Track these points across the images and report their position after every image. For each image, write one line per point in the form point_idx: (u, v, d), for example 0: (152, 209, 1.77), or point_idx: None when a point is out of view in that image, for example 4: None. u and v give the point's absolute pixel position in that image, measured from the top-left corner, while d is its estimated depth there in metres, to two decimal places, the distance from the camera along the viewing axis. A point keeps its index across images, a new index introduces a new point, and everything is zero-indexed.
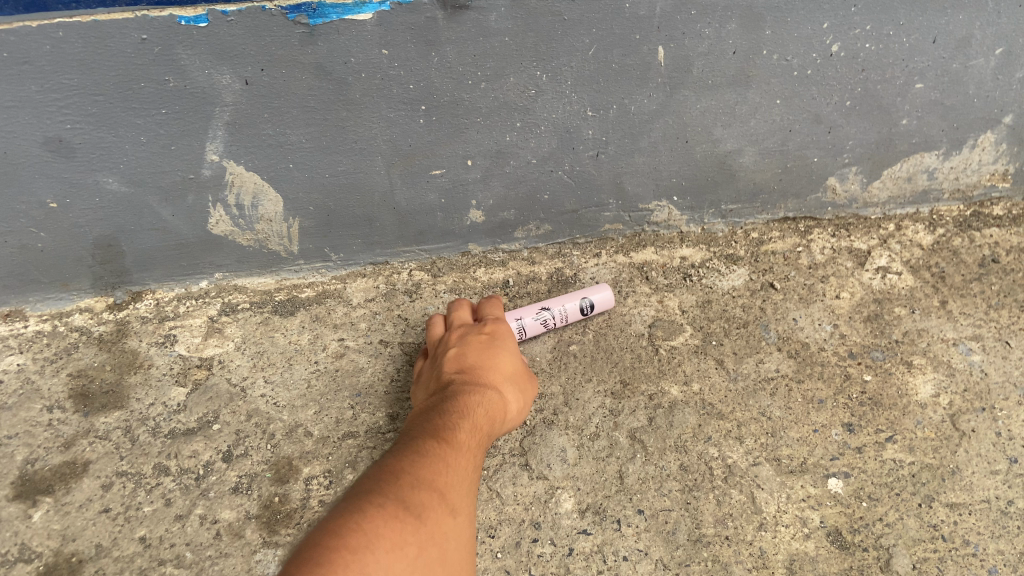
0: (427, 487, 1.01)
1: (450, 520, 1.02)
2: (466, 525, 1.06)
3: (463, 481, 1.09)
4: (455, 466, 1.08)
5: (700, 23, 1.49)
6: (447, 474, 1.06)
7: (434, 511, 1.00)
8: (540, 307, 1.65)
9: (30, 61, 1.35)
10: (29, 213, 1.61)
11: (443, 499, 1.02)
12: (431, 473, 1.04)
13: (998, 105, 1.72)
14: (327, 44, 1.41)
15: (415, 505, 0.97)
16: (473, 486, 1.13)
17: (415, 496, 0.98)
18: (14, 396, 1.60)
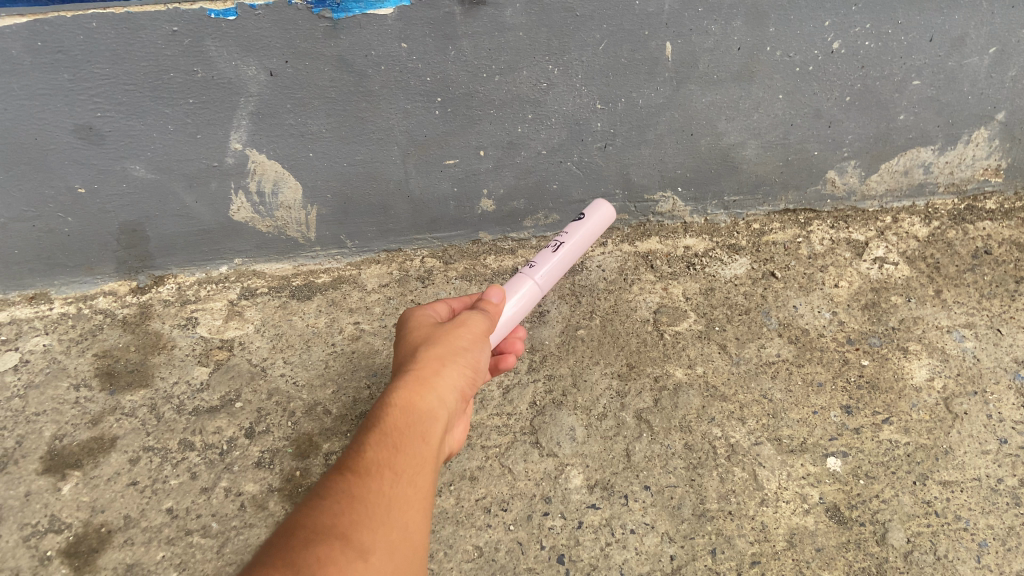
0: (323, 538, 0.80)
1: (360, 567, 0.80)
2: (406, 539, 0.88)
3: (399, 487, 0.90)
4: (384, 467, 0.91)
5: (706, 20, 1.56)
6: (357, 508, 0.85)
7: (338, 560, 0.79)
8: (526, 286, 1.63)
9: (65, 50, 1.44)
10: (58, 198, 1.70)
11: (349, 543, 0.81)
12: (329, 520, 0.82)
13: (992, 101, 1.78)
14: (350, 37, 1.49)
15: (307, 560, 0.76)
16: (409, 493, 0.91)
17: (306, 554, 0.77)
18: (42, 374, 1.66)
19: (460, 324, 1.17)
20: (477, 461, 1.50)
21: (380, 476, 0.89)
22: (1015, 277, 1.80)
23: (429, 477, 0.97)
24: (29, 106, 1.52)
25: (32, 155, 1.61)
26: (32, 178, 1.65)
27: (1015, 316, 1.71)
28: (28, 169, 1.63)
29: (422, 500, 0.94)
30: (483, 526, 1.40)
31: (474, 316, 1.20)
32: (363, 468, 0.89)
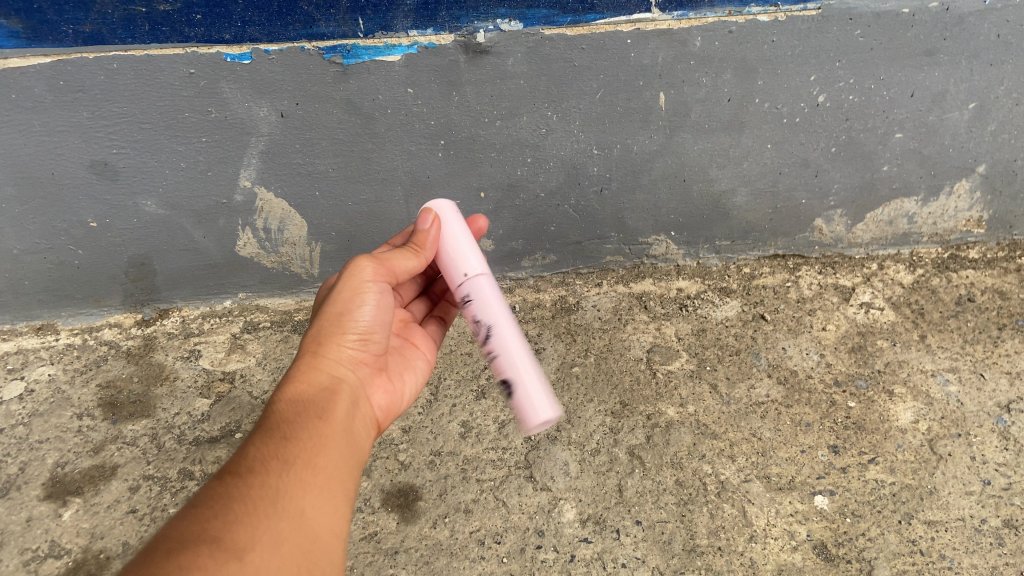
0: (187, 546, 0.85)
1: (234, 566, 0.85)
2: (295, 527, 0.95)
3: (283, 478, 0.99)
4: (265, 465, 0.99)
5: (698, 73, 1.64)
6: (233, 507, 0.92)
7: (207, 563, 0.84)
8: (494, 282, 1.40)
9: (84, 89, 1.53)
10: (69, 231, 1.79)
11: (219, 544, 0.87)
12: (201, 525, 0.89)
13: (972, 155, 1.86)
14: (358, 82, 1.57)
15: (169, 567, 0.81)
16: (298, 479, 1.00)
17: (169, 562, 0.82)
18: (46, 404, 1.71)
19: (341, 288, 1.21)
20: (472, 494, 1.53)
21: (260, 472, 0.98)
22: (998, 324, 1.83)
23: (324, 459, 1.06)
24: (47, 142, 1.60)
25: (47, 189, 1.69)
26: (46, 212, 1.73)
27: (997, 361, 1.75)
28: (44, 203, 1.72)
29: (315, 482, 1.02)
30: (476, 559, 1.42)
31: (363, 266, 1.21)
32: (243, 469, 0.98)
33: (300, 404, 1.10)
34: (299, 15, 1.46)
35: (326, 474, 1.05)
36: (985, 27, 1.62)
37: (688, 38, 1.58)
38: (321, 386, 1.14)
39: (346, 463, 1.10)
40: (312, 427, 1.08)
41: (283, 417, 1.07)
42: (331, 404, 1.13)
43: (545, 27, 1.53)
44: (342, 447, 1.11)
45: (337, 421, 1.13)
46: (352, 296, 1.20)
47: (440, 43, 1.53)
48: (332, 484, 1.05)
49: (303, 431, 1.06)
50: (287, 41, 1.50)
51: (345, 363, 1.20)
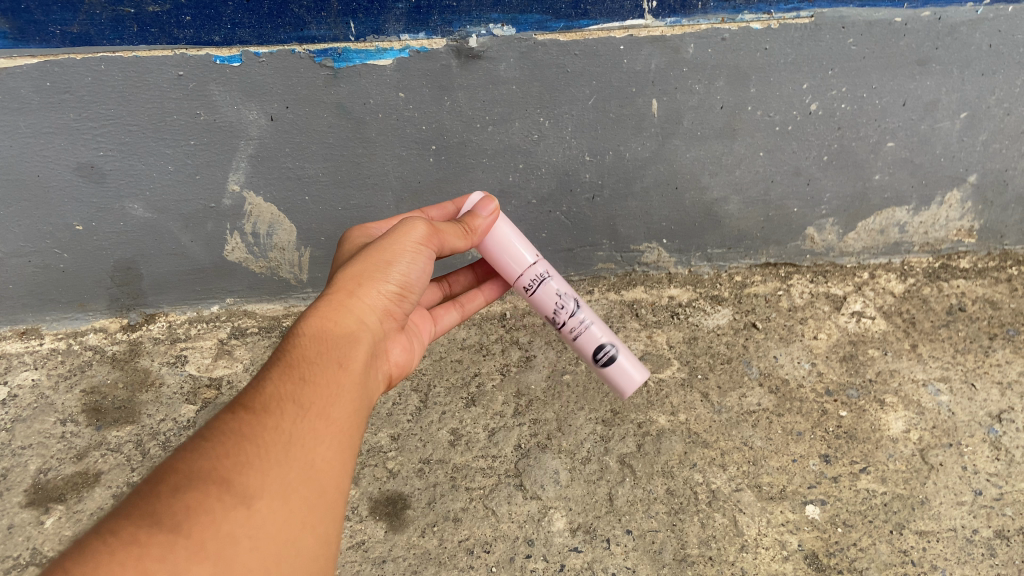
0: (196, 484, 0.82)
1: (241, 513, 0.82)
2: (306, 476, 0.92)
3: (298, 424, 0.95)
4: (280, 407, 0.96)
5: (691, 80, 1.64)
6: (245, 446, 0.89)
7: (213, 507, 0.81)
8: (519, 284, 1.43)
9: (71, 91, 1.51)
10: (55, 235, 1.77)
11: (229, 486, 0.84)
12: (211, 462, 0.86)
13: (964, 164, 1.86)
14: (349, 86, 1.56)
15: (175, 508, 0.79)
16: (312, 427, 0.96)
17: (175, 501, 0.80)
18: (29, 409, 1.68)
19: (389, 241, 1.19)
20: (461, 502, 1.52)
21: (275, 413, 0.95)
22: (989, 334, 1.83)
23: (338, 410, 1.02)
24: (33, 144, 1.58)
25: (32, 191, 1.67)
26: (31, 215, 1.71)
27: (988, 371, 1.74)
28: (29, 206, 1.70)
29: (326, 432, 0.98)
30: (465, 568, 1.40)
31: (415, 225, 1.20)
32: (258, 407, 0.95)
33: (321, 348, 1.07)
34: (289, 17, 1.45)
35: (338, 426, 1.01)
36: (976, 37, 1.62)
37: (681, 45, 1.57)
38: (344, 332, 1.11)
39: (357, 416, 1.06)
40: (329, 375, 1.05)
41: (304, 358, 1.04)
42: (349, 354, 1.10)
43: (538, 33, 1.52)
44: (356, 400, 1.07)
45: (353, 370, 1.09)
46: (396, 248, 1.19)
47: (432, 47, 1.52)
48: (343, 437, 1.01)
49: (321, 378, 1.02)
50: (277, 44, 1.49)
51: (372, 313, 1.17)
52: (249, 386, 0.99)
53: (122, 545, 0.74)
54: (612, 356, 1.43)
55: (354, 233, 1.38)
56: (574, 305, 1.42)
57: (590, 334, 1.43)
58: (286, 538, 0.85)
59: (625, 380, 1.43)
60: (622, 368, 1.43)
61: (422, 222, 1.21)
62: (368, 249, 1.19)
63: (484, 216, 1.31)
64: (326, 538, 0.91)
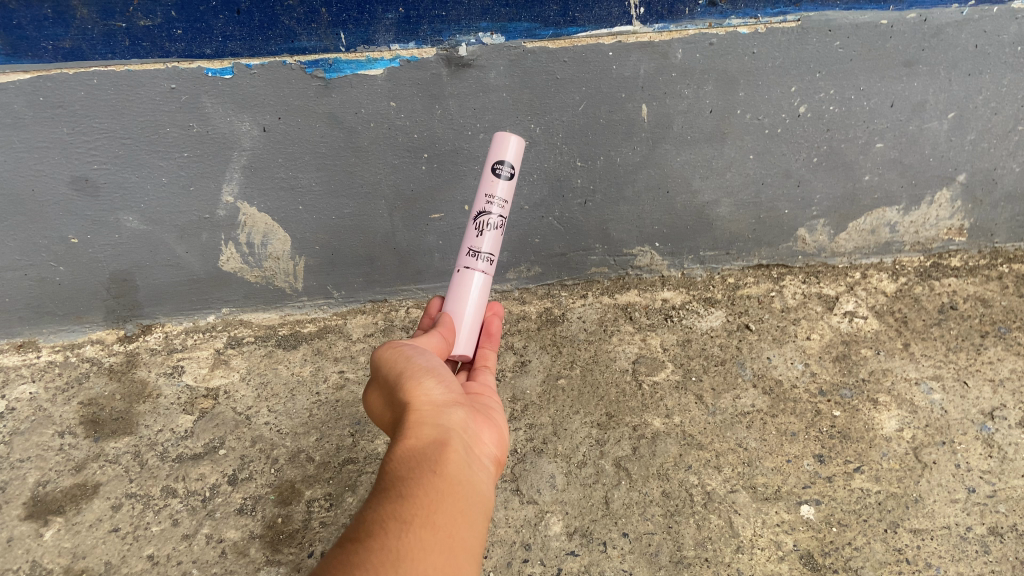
0: None
1: None
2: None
3: (406, 537, 0.76)
4: (382, 526, 0.77)
5: (680, 84, 1.65)
6: (353, 575, 0.70)
7: None
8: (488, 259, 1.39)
9: (65, 105, 1.52)
10: (51, 248, 1.77)
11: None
12: None
13: (953, 164, 1.87)
14: (340, 96, 1.57)
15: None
16: (420, 539, 0.77)
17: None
18: (27, 422, 1.69)
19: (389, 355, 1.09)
20: None
21: (379, 534, 0.76)
22: (980, 332, 1.84)
23: (450, 513, 0.82)
24: (27, 158, 1.60)
25: (27, 206, 1.68)
26: (27, 229, 1.72)
27: (980, 369, 1.75)
28: (24, 220, 1.71)
29: (441, 542, 0.78)
30: None
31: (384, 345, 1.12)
32: (359, 533, 0.76)
33: (408, 458, 0.87)
34: (280, 29, 1.47)
35: (452, 531, 0.81)
36: (962, 37, 1.64)
37: (669, 50, 1.59)
38: (426, 435, 0.92)
39: (475, 518, 0.85)
40: (427, 478, 0.85)
41: (393, 474, 0.85)
42: (442, 453, 0.89)
43: (527, 40, 1.54)
44: (468, 499, 0.86)
45: (455, 465, 0.88)
46: (395, 360, 1.07)
47: (422, 57, 1.53)
48: (462, 543, 0.81)
49: (420, 483, 0.83)
50: (269, 56, 1.50)
51: (440, 411, 0.98)
52: None
53: None
54: (496, 160, 1.36)
55: None
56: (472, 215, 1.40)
57: (496, 191, 1.36)
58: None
59: (498, 147, 1.35)
60: (497, 151, 1.36)
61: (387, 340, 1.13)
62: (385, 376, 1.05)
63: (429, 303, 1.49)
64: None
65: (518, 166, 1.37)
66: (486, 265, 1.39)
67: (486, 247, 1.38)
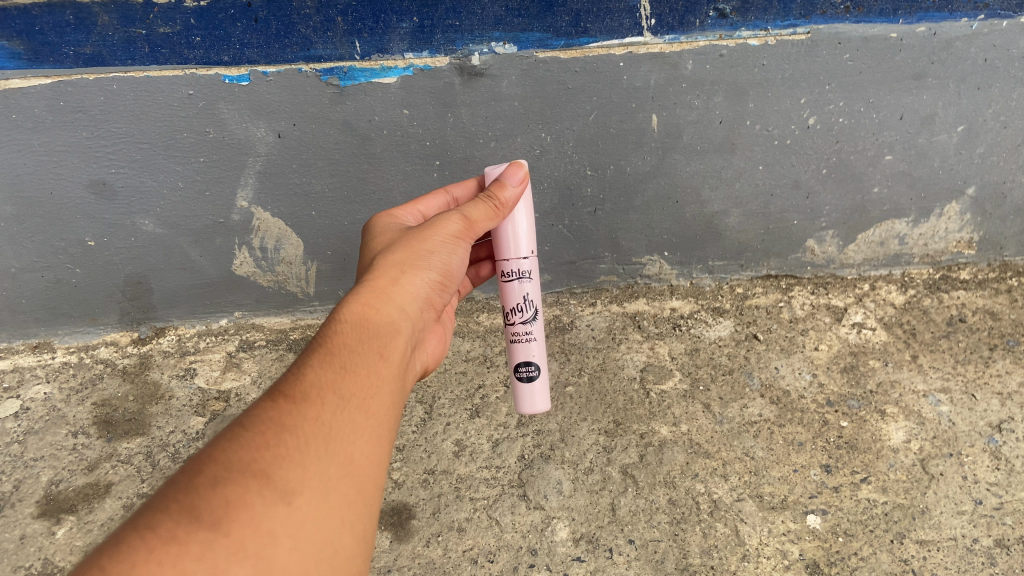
0: (236, 477, 0.80)
1: (281, 510, 0.79)
2: (346, 470, 0.88)
3: (339, 415, 0.92)
4: (320, 397, 0.93)
5: (690, 95, 1.67)
6: (285, 438, 0.86)
7: (252, 502, 0.79)
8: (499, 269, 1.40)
9: (85, 110, 1.56)
10: (67, 250, 1.80)
11: (268, 481, 0.81)
12: (252, 454, 0.83)
13: (962, 177, 1.88)
14: (354, 103, 1.60)
15: (213, 503, 0.77)
16: (351, 419, 0.93)
17: (213, 497, 0.77)
18: (41, 422, 1.72)
19: (425, 230, 1.23)
20: (465, 512, 1.54)
21: (315, 404, 0.92)
22: (989, 344, 1.84)
23: (379, 401, 0.99)
24: (47, 162, 1.63)
25: (45, 209, 1.71)
26: (44, 231, 1.76)
27: (988, 382, 1.75)
28: (42, 222, 1.74)
29: (367, 425, 0.95)
30: None
31: (449, 221, 1.24)
32: (299, 395, 0.92)
33: (364, 338, 1.05)
34: (296, 37, 1.49)
35: (378, 417, 0.98)
36: (972, 51, 1.65)
37: (680, 61, 1.60)
38: (388, 319, 1.10)
39: (396, 407, 1.04)
40: (371, 364, 1.02)
41: (350, 347, 1.02)
42: (389, 345, 1.07)
43: (539, 50, 1.56)
44: (398, 389, 1.05)
45: (395, 359, 1.07)
46: (433, 235, 1.22)
47: (435, 65, 1.55)
48: (383, 429, 0.98)
49: (364, 365, 1.01)
50: (285, 63, 1.53)
51: (410, 303, 1.17)
52: (290, 374, 0.96)
53: (159, 545, 0.72)
54: (529, 380, 1.45)
55: (383, 216, 1.39)
56: (530, 316, 1.42)
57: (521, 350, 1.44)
58: (328, 535, 0.82)
59: (536, 398, 1.47)
60: (533, 389, 1.45)
61: (454, 214, 1.25)
62: (405, 240, 1.23)
63: (511, 188, 1.30)
64: (366, 536, 0.88)
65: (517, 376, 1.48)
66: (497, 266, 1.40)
67: (509, 290, 1.40)
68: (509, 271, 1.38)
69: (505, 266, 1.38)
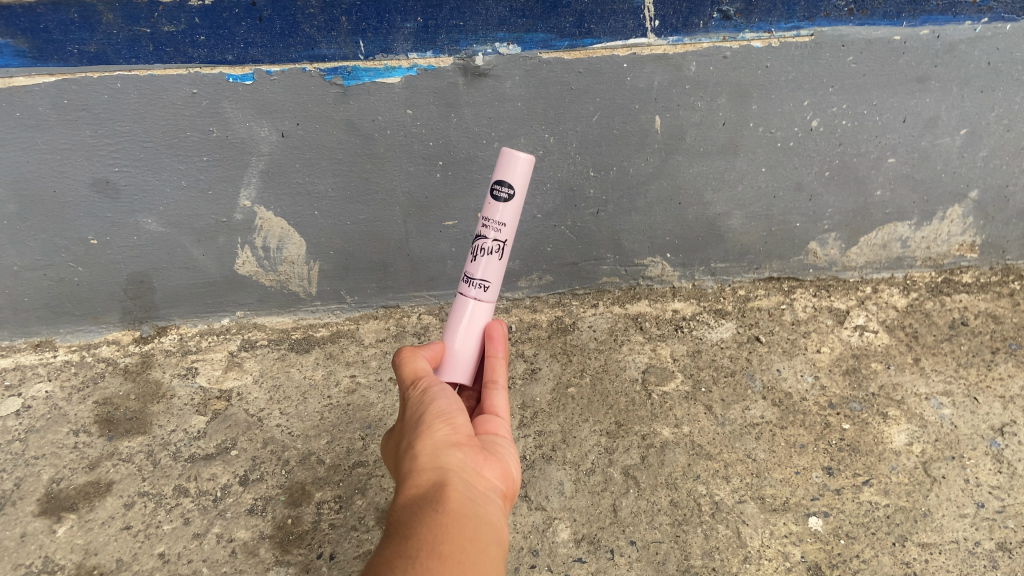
0: None
1: None
2: None
3: (411, 567, 0.78)
4: (389, 563, 0.79)
5: (693, 97, 1.67)
6: None
7: None
8: (488, 287, 1.29)
9: (89, 108, 1.56)
10: (70, 249, 1.81)
11: None
12: None
13: (965, 180, 1.88)
14: (358, 103, 1.60)
15: None
16: (427, 567, 0.79)
17: None
18: (42, 420, 1.71)
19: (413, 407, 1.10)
20: None
21: (387, 570, 0.78)
22: (991, 348, 1.84)
23: (454, 541, 0.84)
24: (50, 160, 1.63)
25: (49, 207, 1.71)
26: (47, 229, 1.76)
27: (990, 385, 1.75)
28: (45, 221, 1.74)
29: (448, 566, 0.80)
30: None
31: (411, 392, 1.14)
32: (368, 575, 0.79)
33: (411, 507, 0.90)
34: (300, 37, 1.49)
35: (458, 557, 0.82)
36: (976, 54, 1.65)
37: (683, 63, 1.61)
38: (428, 480, 0.95)
39: (481, 543, 0.87)
40: (428, 519, 0.87)
41: (397, 522, 0.88)
42: (442, 493, 0.92)
43: (543, 51, 1.56)
44: (473, 526, 0.89)
45: (457, 502, 0.91)
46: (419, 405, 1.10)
47: (439, 66, 1.56)
48: (469, 567, 0.82)
49: (421, 521, 0.86)
50: (289, 63, 1.53)
51: (444, 448, 1.01)
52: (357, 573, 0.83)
53: None
54: (498, 181, 1.25)
55: None
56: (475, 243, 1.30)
57: (495, 215, 1.26)
58: None
59: (501, 163, 1.24)
60: (501, 170, 1.25)
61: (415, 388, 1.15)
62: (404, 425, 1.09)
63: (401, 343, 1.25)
64: None
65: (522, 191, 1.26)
66: (483, 294, 1.30)
67: (483, 275, 1.29)
68: (478, 288, 1.29)
69: (478, 295, 1.30)
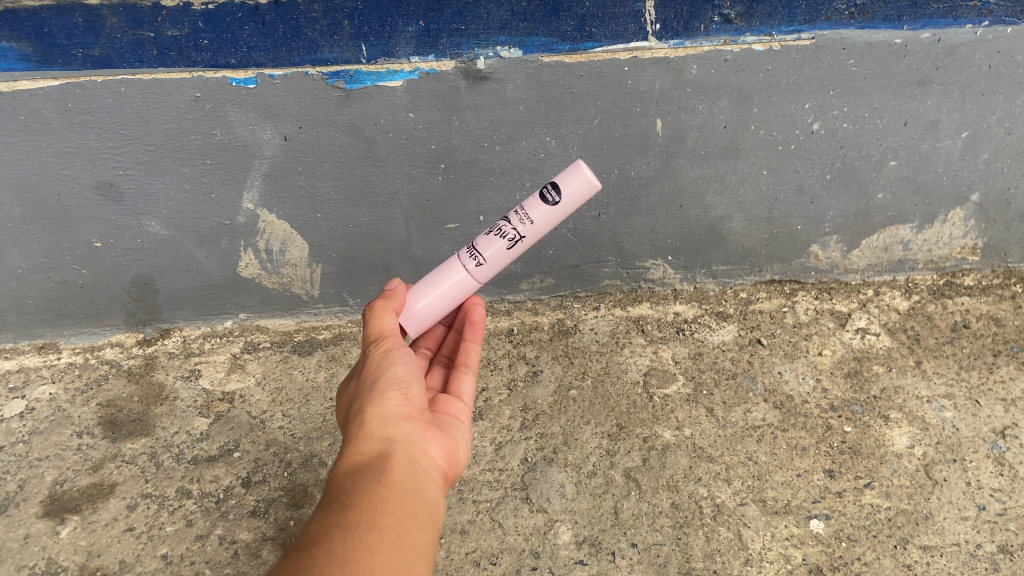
0: None
1: None
2: None
3: (349, 541, 0.83)
4: (328, 532, 0.84)
5: (695, 100, 1.67)
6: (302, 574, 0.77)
7: None
8: (479, 263, 1.38)
9: (93, 111, 1.57)
10: (74, 251, 1.81)
11: None
12: None
13: (966, 183, 1.88)
14: (361, 106, 1.60)
15: None
16: (364, 543, 0.84)
17: None
18: (46, 422, 1.72)
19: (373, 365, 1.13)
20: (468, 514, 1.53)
21: (324, 539, 0.83)
22: (993, 351, 1.84)
23: (390, 518, 0.90)
24: (55, 163, 1.64)
25: (53, 210, 1.72)
26: (52, 232, 1.77)
27: (992, 388, 1.75)
28: (49, 224, 1.75)
29: (382, 544, 0.86)
30: None
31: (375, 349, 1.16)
32: (305, 539, 0.83)
33: (354, 473, 0.95)
34: (303, 41, 1.50)
35: (393, 534, 0.88)
36: (977, 57, 1.65)
37: (684, 66, 1.61)
38: (373, 447, 0.99)
39: (415, 520, 0.93)
40: (370, 490, 0.92)
41: (338, 486, 0.92)
42: (387, 465, 0.97)
43: (545, 54, 1.56)
44: (410, 504, 0.94)
45: (398, 477, 0.96)
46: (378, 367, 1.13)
47: (441, 69, 1.56)
48: (400, 548, 0.88)
49: (363, 493, 0.91)
50: (292, 67, 1.54)
51: (394, 419, 1.05)
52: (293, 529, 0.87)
53: None
54: (555, 183, 1.34)
55: None
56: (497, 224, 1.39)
57: (534, 211, 1.35)
58: None
59: (568, 171, 1.34)
60: (563, 176, 1.34)
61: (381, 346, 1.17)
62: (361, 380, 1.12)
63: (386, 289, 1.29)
64: None
65: (568, 205, 1.34)
66: (474, 269, 1.39)
67: (485, 252, 1.37)
68: (474, 260, 1.38)
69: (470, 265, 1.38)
